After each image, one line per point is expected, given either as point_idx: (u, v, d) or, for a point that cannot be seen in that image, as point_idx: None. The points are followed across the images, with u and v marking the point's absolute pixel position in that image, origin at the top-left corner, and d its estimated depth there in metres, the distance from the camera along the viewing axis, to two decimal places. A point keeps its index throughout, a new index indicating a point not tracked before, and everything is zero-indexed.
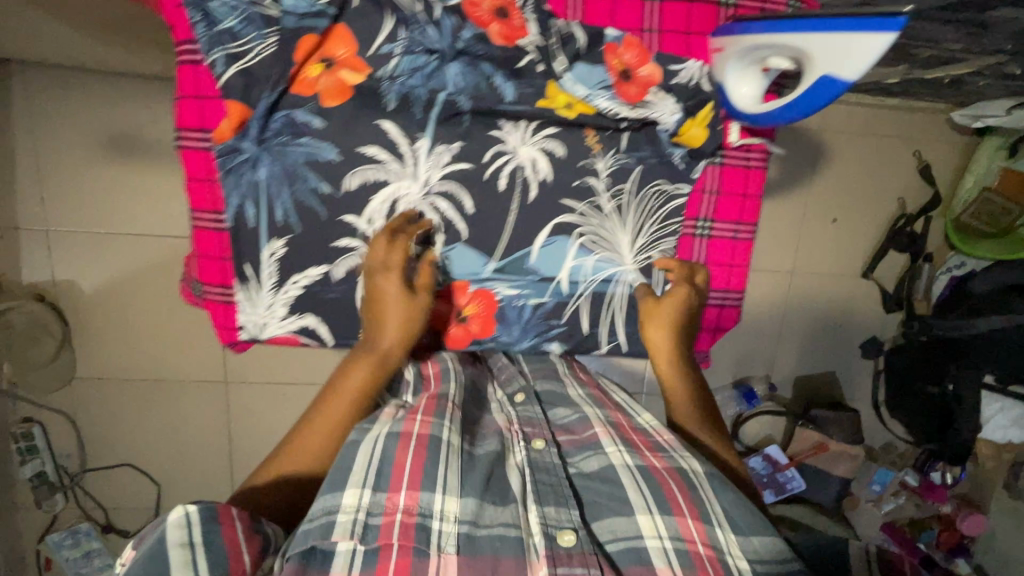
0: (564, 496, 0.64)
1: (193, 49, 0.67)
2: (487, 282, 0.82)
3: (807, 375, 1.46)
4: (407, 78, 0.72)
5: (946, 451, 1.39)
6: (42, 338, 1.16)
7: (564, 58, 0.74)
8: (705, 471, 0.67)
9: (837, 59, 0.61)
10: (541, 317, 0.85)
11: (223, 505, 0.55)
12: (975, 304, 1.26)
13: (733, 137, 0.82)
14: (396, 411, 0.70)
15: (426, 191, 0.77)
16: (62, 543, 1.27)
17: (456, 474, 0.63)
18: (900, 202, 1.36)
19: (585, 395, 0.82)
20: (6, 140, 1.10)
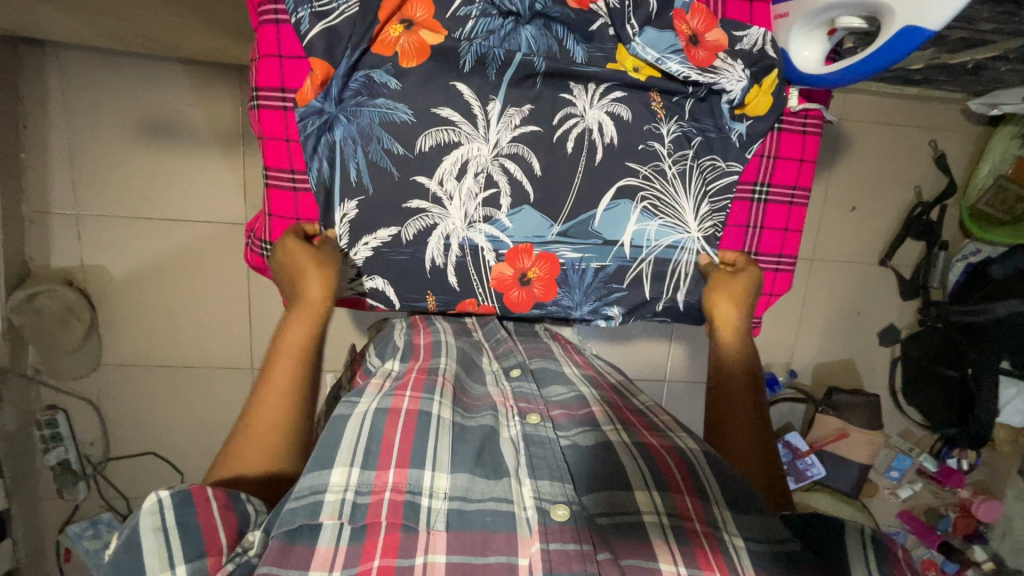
0: (558, 471, 0.59)
1: (277, 8, 0.69)
2: (551, 246, 0.77)
3: (827, 362, 1.48)
4: (484, 39, 0.70)
5: (967, 437, 1.38)
6: (70, 323, 1.15)
7: (636, 22, 0.73)
8: (700, 450, 0.65)
9: (915, 9, 0.63)
10: (603, 281, 0.81)
11: (200, 487, 0.51)
12: (993, 288, 1.29)
13: (792, 103, 0.82)
14: (383, 385, 0.68)
15: (496, 153, 0.73)
16: (82, 534, 1.25)
17: (446, 448, 0.60)
18: (916, 190, 1.40)
19: (580, 374, 0.80)
20: (40, 123, 1.10)
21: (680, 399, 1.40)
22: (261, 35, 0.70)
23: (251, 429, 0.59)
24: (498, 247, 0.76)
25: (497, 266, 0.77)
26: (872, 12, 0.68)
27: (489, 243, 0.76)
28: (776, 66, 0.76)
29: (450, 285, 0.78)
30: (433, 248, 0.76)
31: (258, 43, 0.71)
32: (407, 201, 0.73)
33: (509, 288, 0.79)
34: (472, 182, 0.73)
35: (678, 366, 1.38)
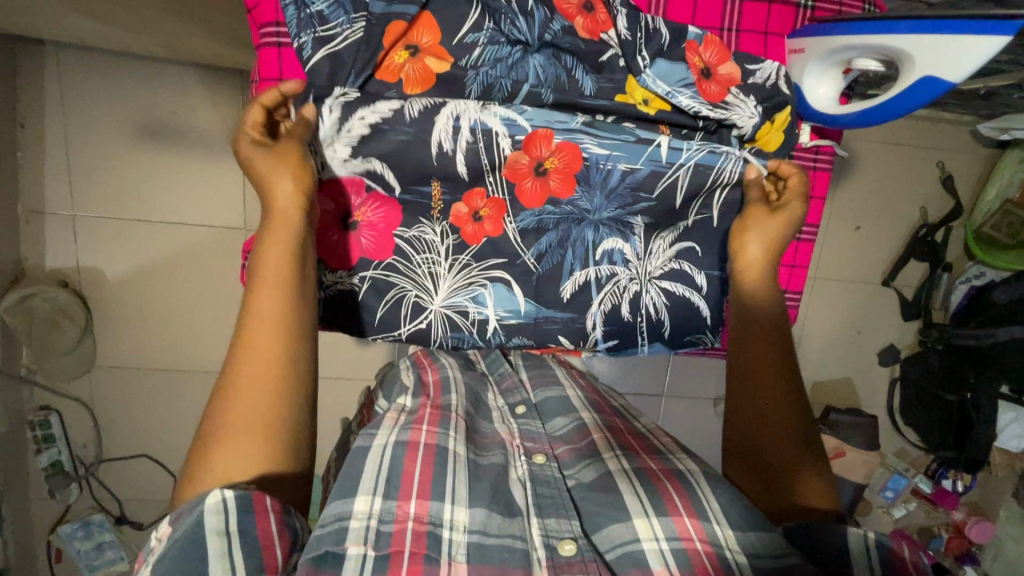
0: (565, 508, 0.60)
1: (279, 31, 0.65)
2: (575, 134, 0.68)
3: (826, 381, 1.48)
4: (490, 69, 0.67)
5: (961, 462, 1.39)
6: (64, 325, 1.14)
7: (647, 53, 0.69)
8: (700, 470, 0.65)
9: (937, 62, 0.61)
10: (628, 186, 0.71)
11: (260, 493, 0.48)
12: (995, 313, 1.30)
13: (803, 139, 0.80)
14: (398, 418, 0.68)
15: (511, 134, 0.67)
16: (74, 535, 1.26)
17: (464, 484, 0.59)
18: (922, 210, 1.39)
19: (583, 397, 0.80)
20: (37, 123, 1.08)
21: (677, 415, 1.39)
22: (261, 58, 0.66)
23: (244, 380, 0.52)
24: (515, 131, 0.67)
25: (513, 154, 0.68)
26: (889, 57, 0.66)
27: (504, 126, 0.67)
28: (789, 103, 0.73)
29: (456, 172, 0.69)
30: (441, 128, 0.65)
31: (259, 66, 0.67)
32: (411, 105, 0.64)
33: (522, 179, 0.70)
34: (468, 138, 0.66)
35: (677, 383, 1.37)
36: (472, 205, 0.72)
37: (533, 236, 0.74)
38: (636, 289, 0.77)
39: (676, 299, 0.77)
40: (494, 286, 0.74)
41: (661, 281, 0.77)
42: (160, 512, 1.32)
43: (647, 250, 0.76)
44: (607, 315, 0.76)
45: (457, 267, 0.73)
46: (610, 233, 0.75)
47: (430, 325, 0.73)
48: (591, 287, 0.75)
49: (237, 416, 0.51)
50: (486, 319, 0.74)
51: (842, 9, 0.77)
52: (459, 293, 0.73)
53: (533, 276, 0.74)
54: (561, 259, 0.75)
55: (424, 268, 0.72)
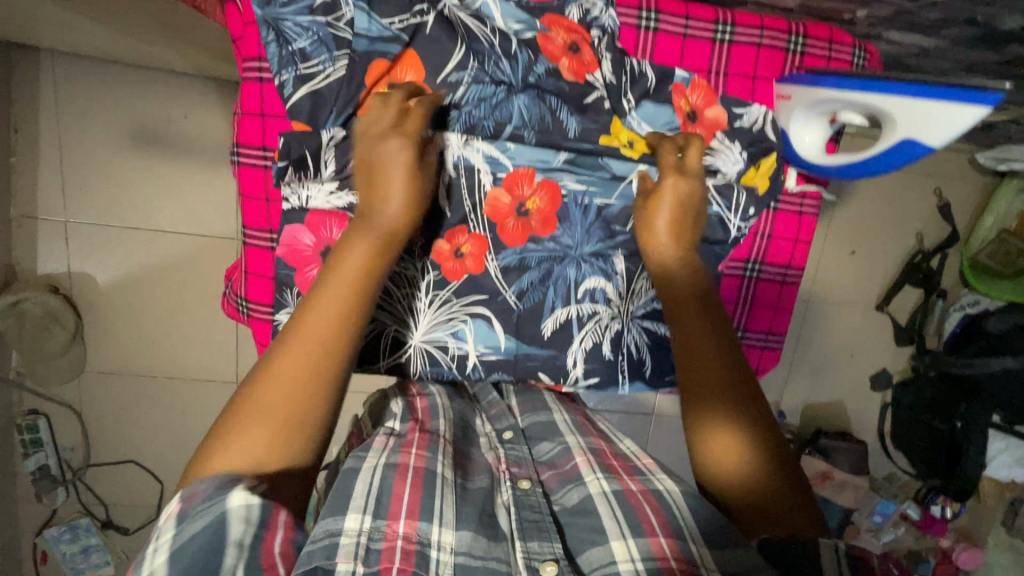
0: (547, 530, 0.57)
1: (257, 66, 0.66)
2: (556, 173, 0.71)
3: (816, 403, 1.47)
4: (473, 108, 0.67)
5: (950, 489, 1.38)
6: (53, 330, 1.14)
7: (632, 96, 0.73)
8: (680, 490, 0.60)
9: (922, 125, 0.64)
10: (604, 222, 0.73)
11: (278, 507, 0.47)
12: (988, 342, 1.29)
13: (790, 184, 0.81)
14: (388, 440, 0.64)
15: (494, 172, 0.69)
16: (59, 538, 1.26)
17: (451, 506, 0.57)
18: (918, 236, 1.38)
19: (570, 422, 0.78)
20: (31, 129, 1.08)
21: (666, 434, 1.39)
22: (245, 92, 0.67)
23: (280, 366, 0.53)
24: (496, 168, 0.69)
25: (493, 190, 0.70)
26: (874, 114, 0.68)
27: (486, 163, 0.69)
28: (774, 150, 0.77)
29: (438, 209, 0.69)
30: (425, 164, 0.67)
31: (242, 99, 0.68)
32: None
33: (504, 218, 0.71)
34: (449, 174, 0.68)
35: (666, 403, 1.37)
36: (454, 242, 0.70)
37: (515, 274, 0.72)
38: (618, 328, 0.77)
39: (658, 338, 0.79)
40: (474, 322, 0.73)
41: (643, 321, 0.78)
42: (147, 517, 1.32)
43: (631, 291, 0.76)
44: (588, 352, 0.76)
45: (436, 303, 0.72)
46: (593, 272, 0.74)
47: (409, 359, 0.72)
48: (573, 326, 0.75)
49: (264, 396, 0.51)
50: (466, 354, 0.74)
51: (832, 54, 0.80)
52: (439, 327, 0.72)
53: (514, 313, 0.74)
54: (544, 297, 0.74)
55: (402, 303, 0.70)
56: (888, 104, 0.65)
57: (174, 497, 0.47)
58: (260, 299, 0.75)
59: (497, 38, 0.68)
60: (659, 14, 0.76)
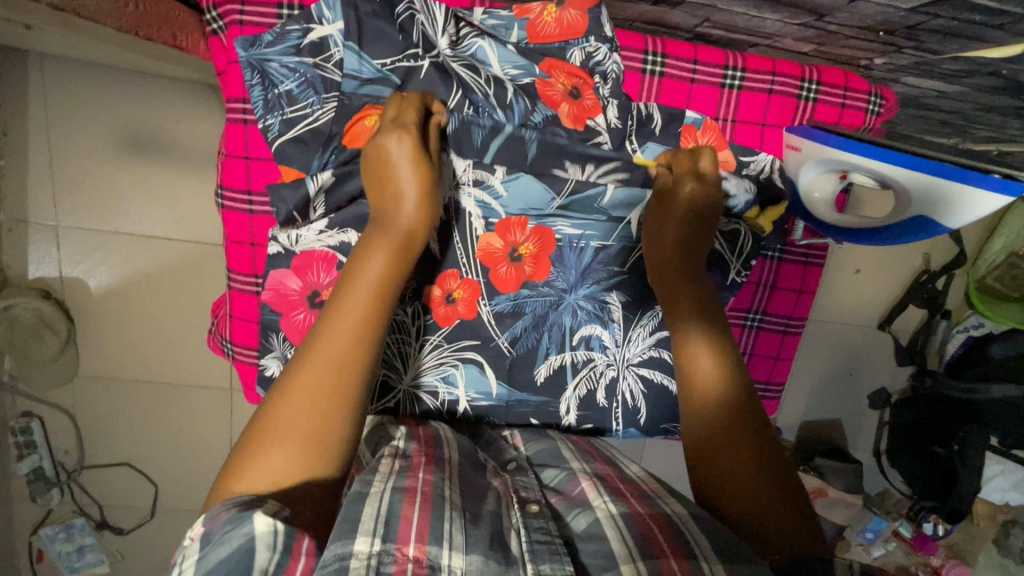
0: (560, 552, 0.49)
1: (244, 108, 0.72)
2: (548, 219, 0.72)
3: (815, 421, 1.46)
4: (465, 150, 0.69)
5: (944, 510, 1.37)
6: (45, 335, 1.13)
7: (637, 140, 0.75)
8: (690, 514, 0.54)
9: (936, 208, 0.64)
10: (602, 264, 0.74)
11: (302, 533, 0.44)
12: (990, 368, 1.27)
13: (797, 235, 0.85)
14: (393, 463, 0.57)
15: (485, 216, 0.71)
16: (55, 537, 1.26)
17: (461, 527, 0.49)
18: (925, 257, 1.37)
19: (575, 451, 0.70)
20: (21, 132, 1.06)
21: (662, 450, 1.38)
22: (230, 135, 0.74)
23: (299, 373, 0.52)
24: (489, 214, 0.71)
25: (485, 235, 0.71)
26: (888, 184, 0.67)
27: (478, 208, 0.71)
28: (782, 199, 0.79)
29: (432, 253, 0.71)
30: None
31: (227, 141, 0.74)
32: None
33: (497, 263, 0.72)
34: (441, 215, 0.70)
35: None
36: (445, 287, 0.72)
37: (509, 320, 0.73)
38: (613, 375, 0.76)
39: (654, 386, 0.77)
40: (466, 367, 0.73)
41: (640, 368, 0.77)
42: (140, 520, 1.32)
43: (626, 338, 0.76)
44: (582, 399, 0.76)
45: (427, 347, 0.72)
46: (589, 319, 0.75)
47: (398, 404, 0.73)
48: (567, 372, 0.75)
49: (293, 401, 0.50)
50: (456, 400, 0.74)
51: (846, 102, 0.84)
52: (429, 373, 0.72)
53: (506, 358, 0.74)
54: (537, 343, 0.74)
55: (393, 348, 0.71)
56: (895, 175, 0.64)
57: (200, 521, 0.44)
58: (245, 343, 0.81)
59: (491, 86, 0.70)
60: (665, 59, 0.80)
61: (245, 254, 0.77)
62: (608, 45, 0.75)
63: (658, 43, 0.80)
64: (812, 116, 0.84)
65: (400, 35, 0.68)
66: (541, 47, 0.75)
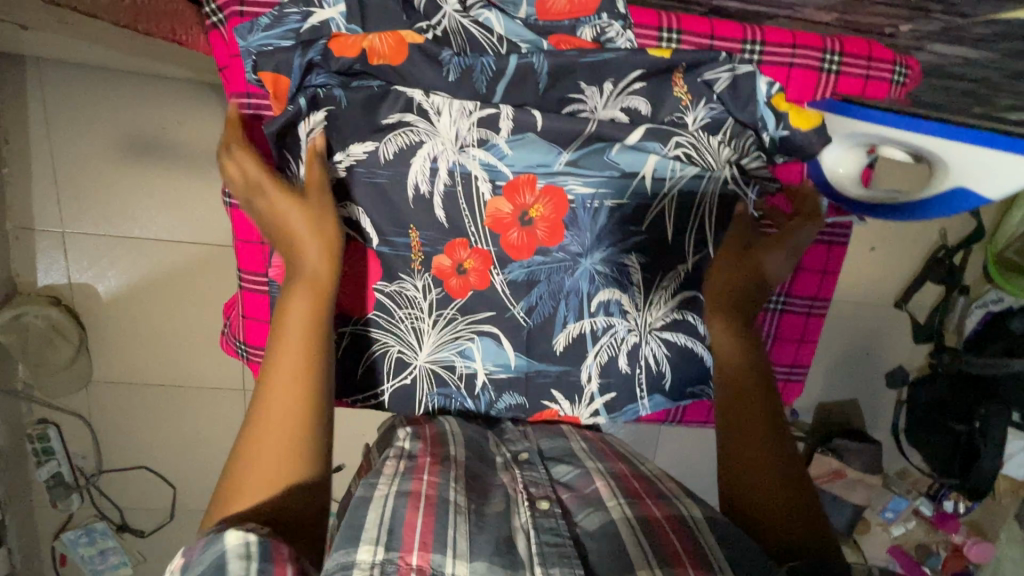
0: (570, 556, 0.49)
1: (246, 102, 0.71)
2: (558, 178, 0.70)
3: (832, 402, 1.45)
4: (462, 122, 0.68)
5: (965, 488, 1.36)
6: (58, 341, 1.13)
7: (646, 100, 0.70)
8: (707, 517, 0.54)
9: (975, 177, 0.64)
10: (616, 223, 0.72)
11: (279, 541, 0.43)
12: (1012, 343, 1.27)
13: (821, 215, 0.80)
14: (398, 465, 0.58)
15: (493, 180, 0.69)
16: (77, 541, 1.28)
17: (465, 537, 0.49)
18: (942, 232, 1.34)
19: (587, 448, 0.71)
20: (22, 139, 1.06)
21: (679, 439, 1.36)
22: None
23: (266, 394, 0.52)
24: (496, 176, 0.69)
25: (494, 199, 0.70)
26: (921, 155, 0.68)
27: (484, 171, 0.69)
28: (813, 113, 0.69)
29: (438, 222, 0.70)
30: (418, 171, 0.68)
31: None
32: (384, 114, 0.67)
33: (507, 229, 0.70)
34: (445, 181, 0.69)
35: None
36: (455, 257, 0.71)
37: (523, 289, 0.72)
38: (635, 341, 0.75)
39: (678, 349, 0.76)
40: (482, 340, 0.73)
41: (663, 332, 0.75)
42: (161, 521, 1.33)
43: (648, 302, 0.74)
44: (603, 367, 0.75)
45: (441, 322, 0.72)
46: (607, 284, 0.73)
47: (414, 381, 0.73)
48: (586, 339, 0.74)
49: (257, 483, 0.48)
50: (474, 373, 0.73)
51: (870, 73, 0.81)
52: (445, 347, 0.72)
53: (523, 329, 0.73)
54: (554, 310, 0.73)
55: (407, 323, 0.72)
56: (929, 145, 0.65)
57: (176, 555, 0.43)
58: (256, 342, 0.80)
59: (504, 46, 0.70)
60: (681, 35, 0.79)
61: (256, 251, 0.76)
62: (621, 23, 0.73)
63: (672, 19, 0.79)
64: (834, 90, 0.81)
65: (405, 14, 0.68)
66: (549, 24, 0.73)
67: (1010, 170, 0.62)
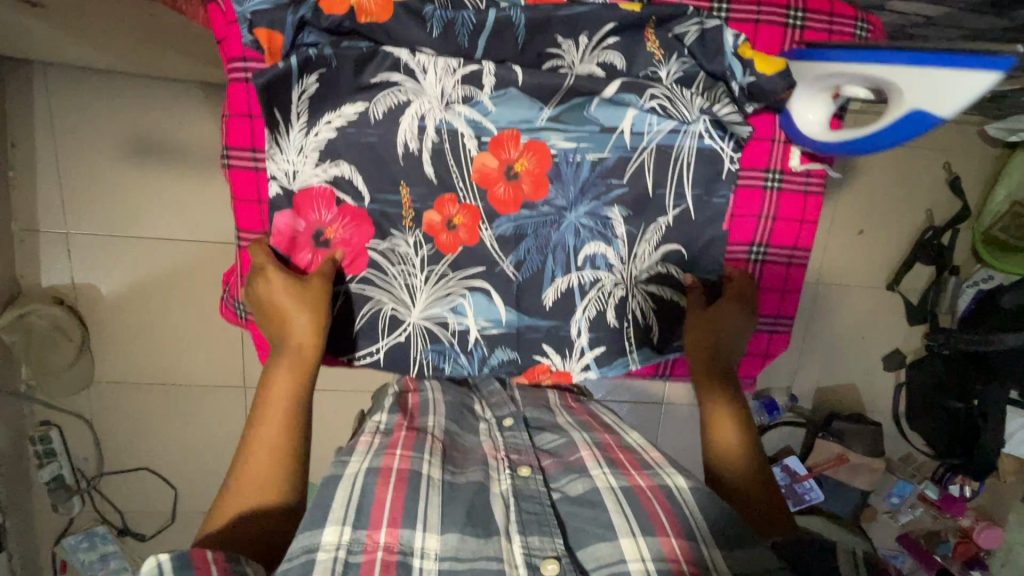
0: (549, 525, 0.57)
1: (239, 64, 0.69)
2: (541, 133, 0.74)
3: (830, 387, 1.45)
4: (449, 83, 0.71)
5: (970, 467, 1.36)
6: (60, 341, 1.15)
7: (620, 55, 0.73)
8: (691, 487, 0.61)
9: (931, 96, 0.61)
10: (599, 176, 0.76)
11: (199, 549, 0.49)
12: (1002, 320, 1.27)
13: (793, 162, 0.81)
14: (373, 440, 0.65)
15: (479, 137, 0.73)
16: (78, 546, 1.25)
17: (437, 509, 0.57)
18: (928, 214, 1.36)
19: (573, 421, 0.76)
20: (28, 143, 1.09)
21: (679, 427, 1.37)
22: (230, 91, 0.70)
23: (249, 453, 0.61)
24: (481, 133, 0.73)
25: (480, 155, 0.74)
26: (879, 86, 0.66)
27: (470, 127, 0.73)
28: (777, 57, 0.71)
29: (428, 179, 0.74)
30: (407, 129, 0.72)
31: (228, 98, 0.71)
32: (372, 73, 0.70)
33: (494, 184, 0.75)
34: (434, 138, 0.72)
35: (676, 392, 1.34)
36: (445, 213, 0.75)
37: (512, 243, 0.77)
38: (622, 294, 0.80)
39: (662, 304, 0.82)
40: (474, 296, 0.78)
41: (647, 285, 0.81)
42: (164, 523, 1.33)
43: (632, 255, 0.79)
44: (591, 320, 0.81)
45: (434, 278, 0.77)
46: (592, 237, 0.78)
47: (409, 337, 0.78)
48: (575, 293, 0.79)
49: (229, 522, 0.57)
50: (467, 329, 0.79)
51: (833, 27, 0.85)
52: (438, 303, 0.77)
53: (513, 283, 0.78)
54: (542, 264, 0.78)
55: (401, 280, 0.76)
56: (890, 77, 0.64)
57: None
58: None
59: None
60: None
61: (255, 212, 0.74)
62: None
63: None
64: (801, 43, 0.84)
65: None
66: None
67: (963, 84, 0.58)
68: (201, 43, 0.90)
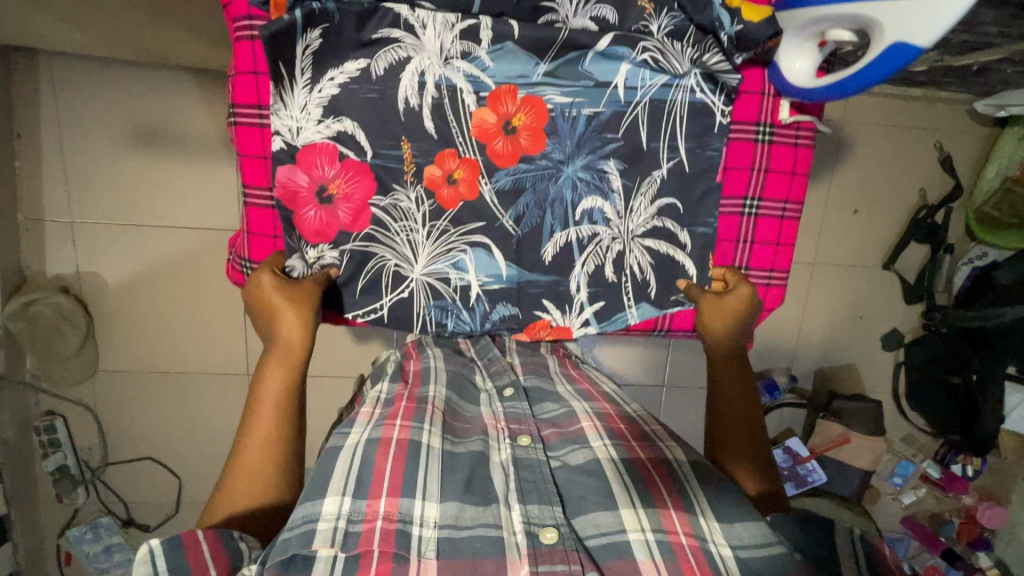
0: (549, 495, 0.58)
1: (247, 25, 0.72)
2: (537, 88, 0.76)
3: (830, 367, 1.46)
4: (448, 39, 0.73)
5: (970, 444, 1.37)
6: (65, 330, 1.15)
7: (612, 8, 0.75)
8: (689, 460, 0.63)
9: (909, 26, 0.60)
10: (594, 130, 0.78)
11: (190, 530, 0.50)
12: (998, 296, 1.28)
13: (782, 114, 0.81)
14: (372, 412, 0.66)
15: (478, 92, 0.75)
16: (81, 538, 1.24)
17: (436, 478, 0.58)
18: (921, 192, 1.38)
19: (573, 390, 0.77)
20: (34, 133, 1.11)
21: (681, 409, 1.37)
22: (237, 51, 0.73)
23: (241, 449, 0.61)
24: (479, 88, 0.75)
25: (479, 110, 0.76)
26: (862, 26, 0.66)
27: (469, 83, 0.75)
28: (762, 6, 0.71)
29: (428, 135, 0.76)
30: (407, 84, 0.74)
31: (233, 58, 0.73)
32: (372, 29, 0.71)
33: (492, 138, 0.77)
34: (433, 93, 0.74)
35: (678, 373, 1.34)
36: (444, 168, 0.77)
37: (511, 198, 0.79)
38: (619, 249, 0.83)
39: (660, 257, 0.84)
40: (474, 251, 0.80)
41: (644, 240, 0.83)
42: (168, 515, 1.33)
43: (628, 209, 0.81)
44: (590, 276, 0.83)
45: (435, 234, 0.79)
46: (590, 191, 0.80)
47: (412, 294, 0.80)
48: (573, 249, 0.82)
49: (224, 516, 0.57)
50: (468, 285, 0.81)
51: None
52: (439, 259, 0.79)
53: (513, 238, 0.80)
54: (541, 219, 0.80)
55: (402, 235, 0.78)
56: (865, 12, 0.64)
57: None
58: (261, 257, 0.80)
59: None
60: None
61: (261, 168, 0.77)
62: None
63: None
64: None
65: None
66: None
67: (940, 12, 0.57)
68: (205, 28, 0.92)
